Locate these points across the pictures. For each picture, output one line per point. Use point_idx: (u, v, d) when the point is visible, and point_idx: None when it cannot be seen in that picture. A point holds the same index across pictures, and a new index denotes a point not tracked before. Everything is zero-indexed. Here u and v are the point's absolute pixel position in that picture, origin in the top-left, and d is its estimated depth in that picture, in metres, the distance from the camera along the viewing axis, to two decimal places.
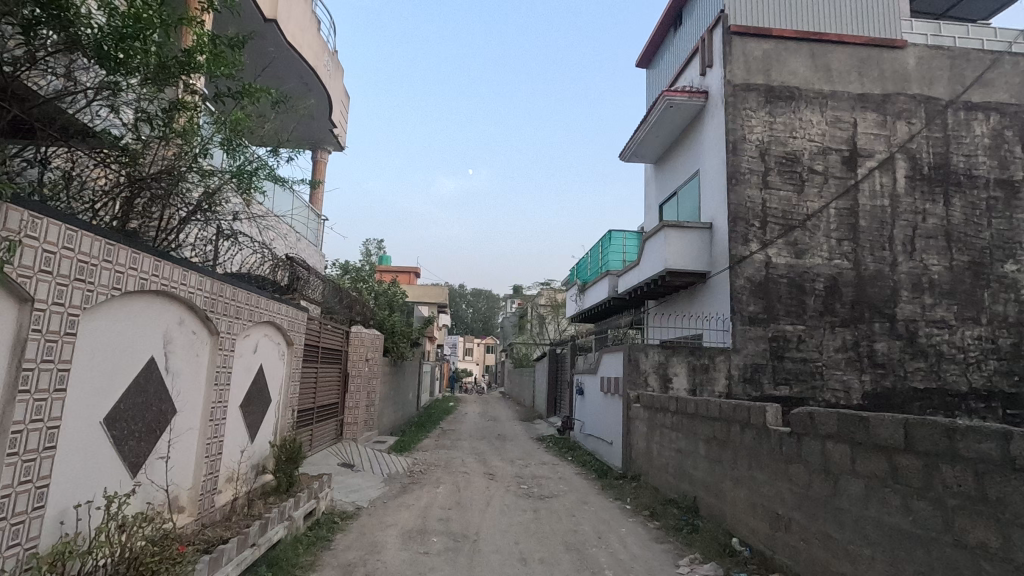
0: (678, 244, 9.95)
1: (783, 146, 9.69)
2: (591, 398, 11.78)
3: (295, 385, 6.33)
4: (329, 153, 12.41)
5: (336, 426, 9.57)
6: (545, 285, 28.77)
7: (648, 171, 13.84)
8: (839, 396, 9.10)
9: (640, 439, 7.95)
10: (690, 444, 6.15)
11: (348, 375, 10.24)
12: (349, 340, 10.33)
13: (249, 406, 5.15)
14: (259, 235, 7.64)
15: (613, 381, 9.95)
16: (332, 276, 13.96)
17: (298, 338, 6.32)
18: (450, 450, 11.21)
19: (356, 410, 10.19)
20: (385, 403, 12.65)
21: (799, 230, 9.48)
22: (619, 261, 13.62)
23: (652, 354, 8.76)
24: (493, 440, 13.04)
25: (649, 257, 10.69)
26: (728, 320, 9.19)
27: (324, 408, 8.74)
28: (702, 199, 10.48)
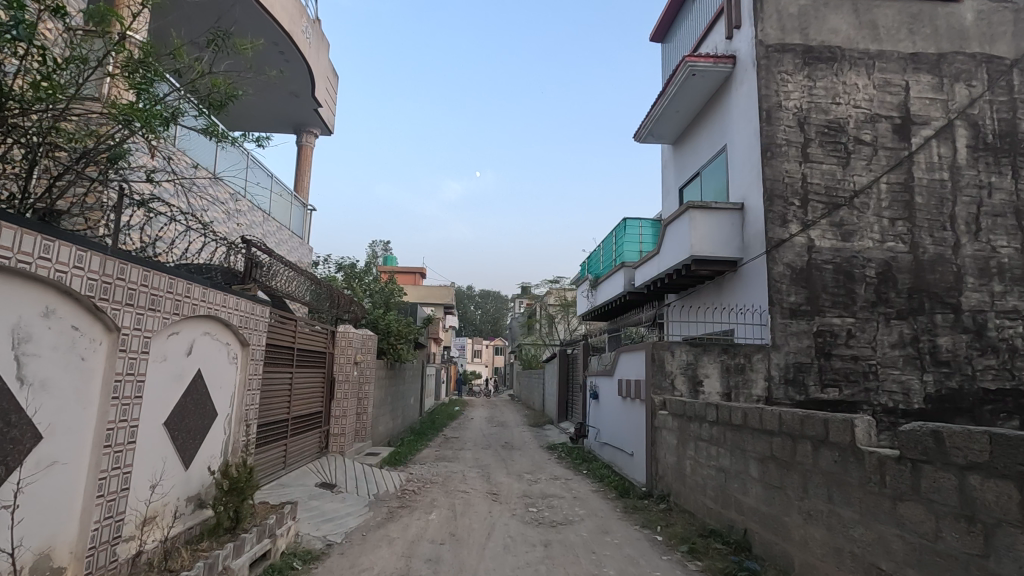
0: (706, 227, 8.76)
1: (825, 114, 8.49)
2: (607, 403, 10.59)
3: (252, 395, 5.21)
4: (315, 137, 11.37)
5: (320, 437, 8.47)
6: (553, 283, 27.63)
7: (667, 153, 12.64)
8: (897, 399, 7.85)
9: (668, 453, 6.79)
10: (737, 462, 4.98)
11: (335, 380, 9.13)
12: (335, 341, 9.23)
13: (180, 424, 4.05)
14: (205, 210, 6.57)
15: (633, 385, 8.77)
16: (323, 272, 12.87)
17: (255, 339, 5.23)
18: (451, 462, 10.09)
19: (343, 419, 9.06)
20: (380, 410, 11.57)
21: (846, 209, 8.27)
22: (635, 252, 12.45)
23: (679, 353, 7.64)
24: (499, 450, 11.86)
25: (671, 242, 9.50)
26: (766, 313, 7.99)
27: (302, 419, 7.62)
28: (731, 177, 9.28)
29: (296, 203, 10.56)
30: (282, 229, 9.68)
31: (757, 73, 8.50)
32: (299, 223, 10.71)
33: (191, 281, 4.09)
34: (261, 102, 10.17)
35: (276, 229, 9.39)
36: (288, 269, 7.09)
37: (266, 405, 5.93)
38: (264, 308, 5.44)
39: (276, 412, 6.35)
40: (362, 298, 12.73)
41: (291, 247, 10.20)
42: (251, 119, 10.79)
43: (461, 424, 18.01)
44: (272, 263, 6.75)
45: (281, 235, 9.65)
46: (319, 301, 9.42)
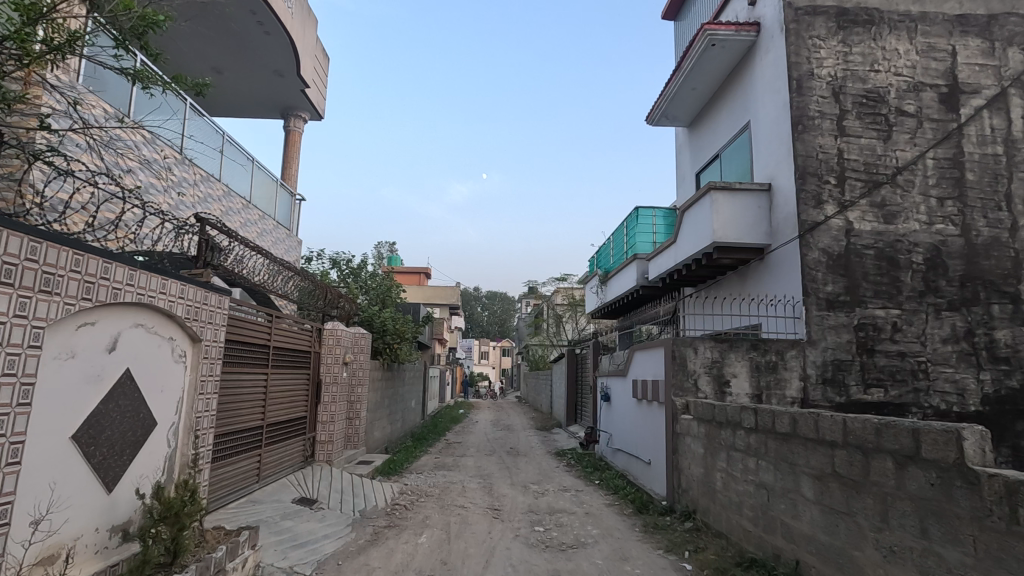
0: (730, 212, 7.92)
1: (862, 83, 7.62)
2: (621, 406, 9.75)
3: (206, 400, 4.41)
4: (304, 122, 10.62)
5: (304, 446, 7.65)
6: (561, 281, 26.69)
7: (681, 137, 11.81)
8: (951, 401, 6.96)
9: (693, 464, 5.94)
10: (784, 479, 4.13)
11: (321, 382, 8.32)
12: (322, 339, 8.42)
13: (96, 438, 3.27)
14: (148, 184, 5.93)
15: (650, 385, 7.93)
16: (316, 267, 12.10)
17: (209, 334, 4.44)
18: (450, 471, 9.27)
19: (332, 425, 8.26)
20: (375, 414, 10.77)
21: (888, 188, 7.38)
22: (648, 243, 11.61)
23: (703, 351, 6.81)
24: (504, 457, 11.01)
25: (690, 229, 8.67)
26: (799, 304, 7.12)
27: (282, 425, 6.83)
28: (757, 156, 8.42)
29: (282, 191, 9.85)
30: (262, 218, 8.94)
31: (786, 39, 7.64)
32: (285, 213, 9.97)
33: (113, 259, 3.32)
34: (242, 83, 9.47)
35: (254, 218, 8.66)
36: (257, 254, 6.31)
37: (227, 412, 5.12)
38: (223, 298, 4.65)
39: (245, 420, 5.57)
40: (356, 295, 11.95)
41: (275, 238, 9.47)
42: (233, 102, 10.10)
43: (465, 428, 17.17)
44: (235, 250, 5.96)
45: (262, 225, 8.91)
46: (304, 295, 8.66)
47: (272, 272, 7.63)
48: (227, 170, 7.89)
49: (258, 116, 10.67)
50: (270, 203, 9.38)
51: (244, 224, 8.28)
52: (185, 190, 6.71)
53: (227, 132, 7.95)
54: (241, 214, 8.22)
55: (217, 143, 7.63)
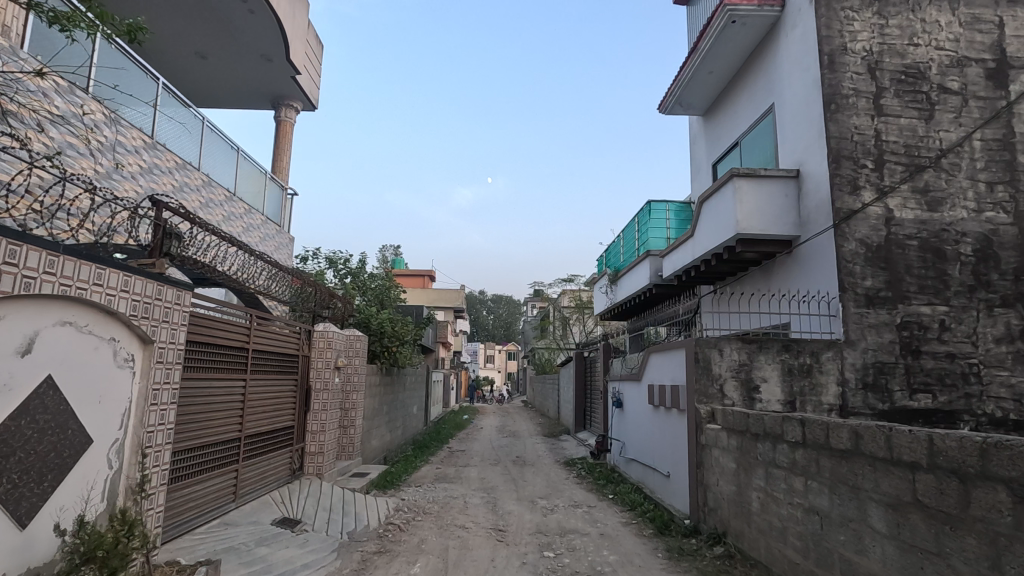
0: (755, 201, 7.26)
1: (900, 58, 6.94)
2: (635, 413, 9.09)
3: (160, 411, 3.77)
4: (295, 112, 10.04)
5: (292, 458, 7.01)
6: (567, 282, 25.97)
7: (696, 126, 11.15)
8: (1007, 408, 6.25)
9: (722, 481, 5.27)
10: (843, 505, 3.46)
11: (310, 389, 7.66)
12: (312, 343, 7.77)
13: (2, 462, 2.64)
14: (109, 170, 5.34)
15: (668, 391, 7.28)
16: (311, 267, 11.50)
17: (165, 335, 3.82)
18: (451, 483, 8.61)
19: (322, 435, 7.60)
20: (373, 422, 10.13)
21: (931, 172, 6.69)
22: (661, 239, 10.95)
23: (729, 352, 6.16)
24: (510, 467, 10.34)
25: (709, 220, 8.01)
26: (835, 301, 6.44)
27: (264, 437, 6.20)
28: (782, 140, 7.75)
29: (271, 184, 9.27)
30: (248, 212, 8.35)
31: (816, 11, 6.98)
32: (275, 208, 9.38)
33: (20, 240, 2.67)
34: (230, 69, 8.92)
35: (239, 211, 8.07)
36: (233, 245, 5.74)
37: (190, 425, 4.48)
38: (184, 293, 4.04)
39: (216, 433, 4.95)
40: (354, 296, 11.34)
41: (264, 233, 8.87)
42: (222, 90, 9.57)
43: (469, 435, 16.49)
44: (206, 242, 5.37)
45: (248, 220, 8.32)
46: (291, 294, 8.04)
47: (254, 268, 7.03)
48: (206, 159, 7.32)
49: (249, 105, 10.12)
50: (257, 196, 8.80)
51: (226, 217, 7.70)
52: (157, 178, 6.09)
53: (208, 117, 7.38)
54: (222, 205, 7.61)
55: (194, 128, 7.06)
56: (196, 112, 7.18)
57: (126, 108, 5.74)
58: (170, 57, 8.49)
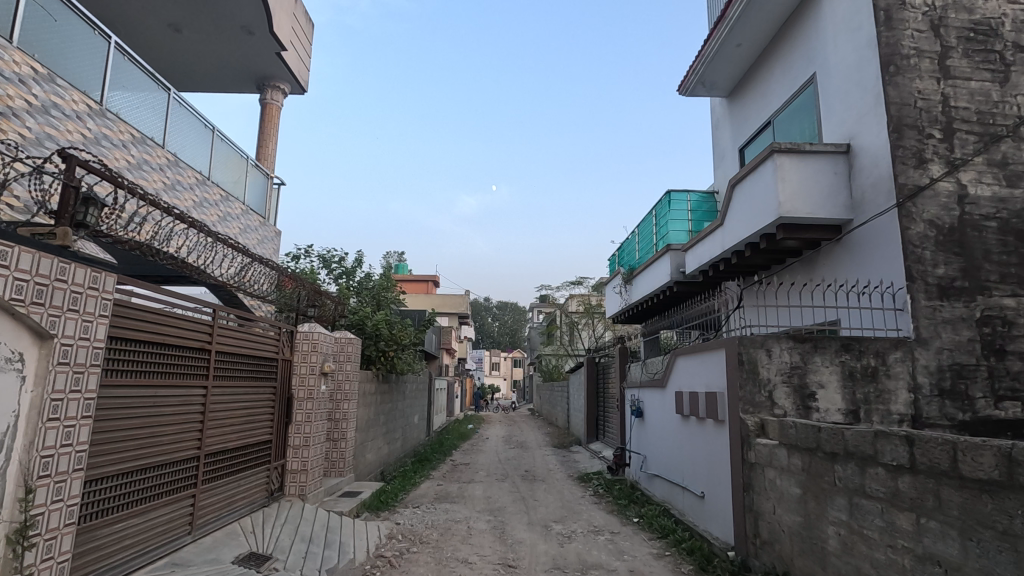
0: (799, 180, 6.32)
1: (968, 13, 6.02)
2: (659, 423, 8.15)
3: (64, 429, 2.86)
4: (281, 93, 9.23)
5: (270, 477, 6.09)
6: (575, 285, 24.97)
7: (719, 110, 10.29)
8: None
9: (781, 510, 4.32)
10: (985, 557, 2.53)
11: (291, 397, 6.74)
12: (295, 343, 6.86)
13: None
14: (41, 134, 4.57)
15: (701, 399, 6.33)
16: (301, 265, 10.63)
17: (72, 328, 2.91)
18: (454, 503, 7.66)
19: (306, 451, 6.66)
20: (367, 433, 9.21)
21: (1009, 142, 5.75)
22: (683, 232, 10.02)
23: (779, 353, 5.23)
24: (518, 483, 9.38)
25: (743, 205, 7.09)
26: (902, 293, 5.48)
27: (232, 455, 5.29)
28: (828, 112, 6.83)
29: (253, 170, 8.42)
30: (222, 200, 7.50)
31: None
32: (257, 197, 8.54)
33: None
34: (211, 45, 8.18)
35: (209, 197, 7.22)
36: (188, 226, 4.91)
37: (117, 446, 3.56)
38: (103, 275, 3.15)
39: (157, 454, 4.03)
40: (349, 298, 10.47)
41: (244, 225, 8.03)
42: (201, 65, 8.76)
43: (474, 446, 15.51)
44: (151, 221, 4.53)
45: (224, 208, 7.50)
46: (270, 291, 7.18)
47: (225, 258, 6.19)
48: (167, 136, 6.54)
49: (234, 87, 9.41)
50: (236, 182, 7.95)
51: (195, 203, 6.87)
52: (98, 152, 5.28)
53: (174, 90, 6.58)
54: (188, 189, 6.79)
55: (154, 100, 6.31)
56: (161, 84, 6.38)
57: (61, 62, 4.94)
58: (142, 31, 7.69)
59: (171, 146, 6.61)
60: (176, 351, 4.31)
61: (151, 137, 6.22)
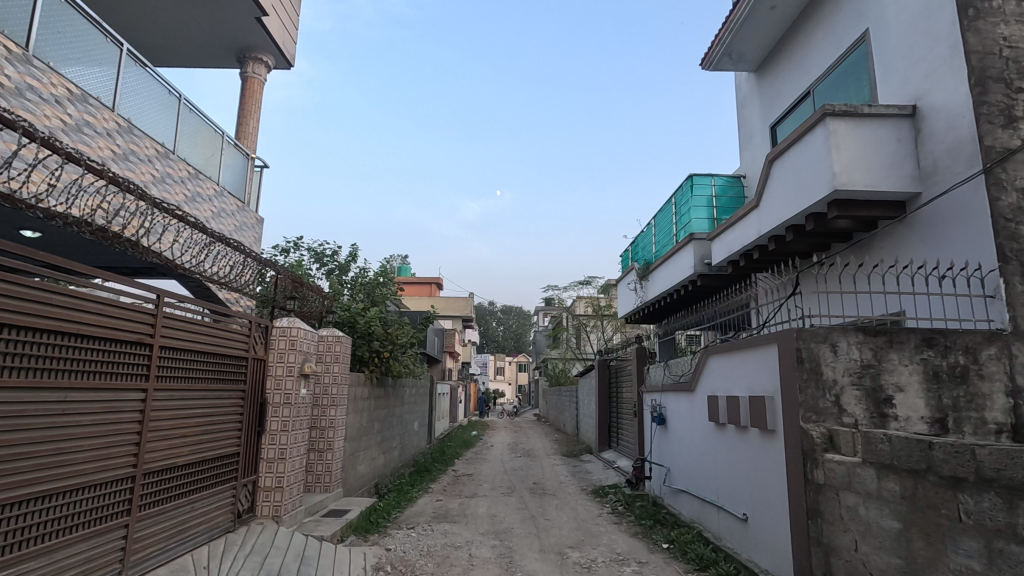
0: (856, 147, 5.39)
1: None
2: (685, 432, 7.21)
3: None
4: (263, 67, 8.40)
5: (237, 496, 5.18)
6: (583, 286, 24.03)
7: (746, 86, 9.39)
8: None
9: (866, 547, 3.39)
10: None
11: (265, 402, 5.81)
12: (271, 340, 5.97)
13: None
14: None
15: (742, 403, 5.40)
16: (289, 259, 9.77)
17: None
18: (454, 524, 6.73)
19: (283, 465, 5.75)
20: (359, 443, 8.31)
21: None
22: (706, 220, 9.08)
23: (846, 349, 4.29)
24: (526, 498, 8.45)
25: (786, 181, 6.16)
26: (995, 276, 4.55)
27: (185, 472, 4.40)
28: (886, 72, 5.90)
29: (229, 148, 7.55)
30: (190, 177, 6.62)
31: None
32: (234, 178, 7.66)
33: None
34: (183, 11, 7.35)
35: (173, 172, 6.34)
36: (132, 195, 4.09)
37: None
38: None
39: (58, 476, 3.17)
40: (341, 294, 9.58)
41: (217, 208, 7.15)
42: (174, 34, 7.92)
43: (478, 454, 14.58)
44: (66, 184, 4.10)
45: (191, 186, 6.62)
46: (241, 280, 6.40)
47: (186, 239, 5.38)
48: (119, 97, 5.63)
49: (214, 60, 8.58)
50: (208, 160, 7.07)
51: (153, 177, 5.98)
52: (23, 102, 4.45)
53: (129, 46, 5.66)
54: (144, 160, 5.92)
55: (104, 53, 5.42)
56: (110, 36, 5.45)
57: None
58: None
59: (124, 110, 5.72)
60: (90, 344, 3.41)
61: (97, 96, 5.34)
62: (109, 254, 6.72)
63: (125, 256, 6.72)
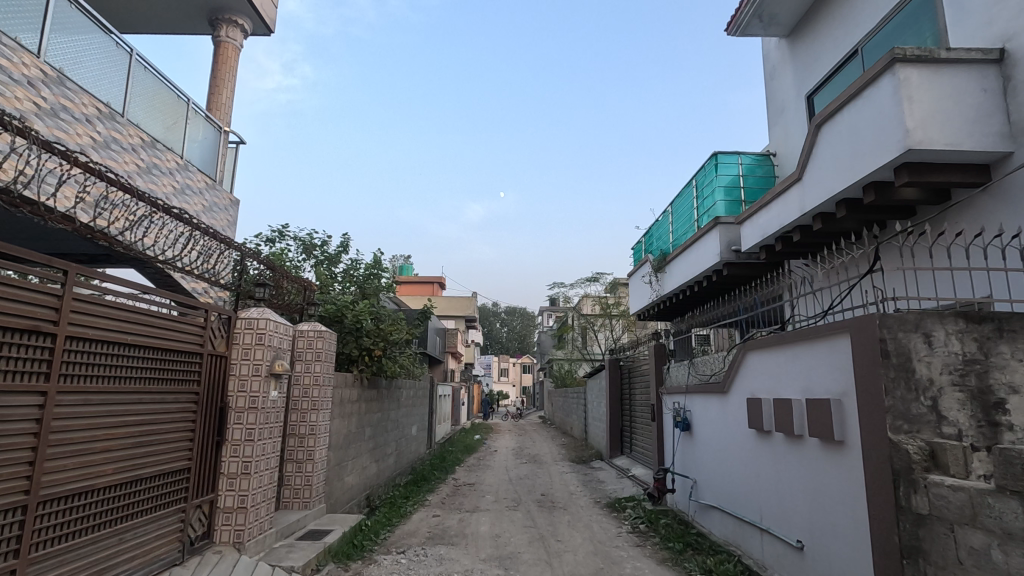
0: (934, 99, 4.47)
1: None
2: (716, 440, 6.31)
3: None
4: (237, 31, 7.53)
5: (186, 521, 4.26)
6: (590, 283, 23.11)
7: (775, 55, 8.51)
8: None
9: None
10: None
11: (225, 408, 4.86)
12: (235, 333, 5.05)
13: None
14: None
15: (796, 408, 4.49)
16: (273, 249, 8.90)
17: None
18: (452, 546, 5.84)
19: (250, 482, 4.85)
20: (346, 451, 7.41)
21: None
22: (731, 203, 8.16)
23: (945, 340, 3.38)
24: (535, 513, 7.53)
25: (841, 145, 5.22)
26: None
27: (108, 497, 3.49)
28: (961, 15, 4.99)
29: (197, 119, 6.62)
30: (144, 145, 5.60)
31: None
32: (202, 153, 6.72)
33: None
34: None
35: (120, 137, 5.23)
36: (66, 162, 3.09)
37: None
38: None
39: None
40: (328, 286, 8.69)
41: (182, 184, 6.19)
42: None
43: (481, 460, 13.65)
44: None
45: (147, 156, 5.63)
46: (213, 268, 5.45)
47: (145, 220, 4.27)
48: (48, 41, 4.55)
49: (185, 25, 7.74)
50: (170, 129, 6.10)
51: (92, 140, 4.81)
52: None
53: None
54: (81, 120, 4.76)
55: None
56: None
57: None
58: None
59: (55, 58, 4.64)
60: None
61: (12, 34, 4.18)
62: (69, 241, 5.86)
63: (78, 241, 5.86)
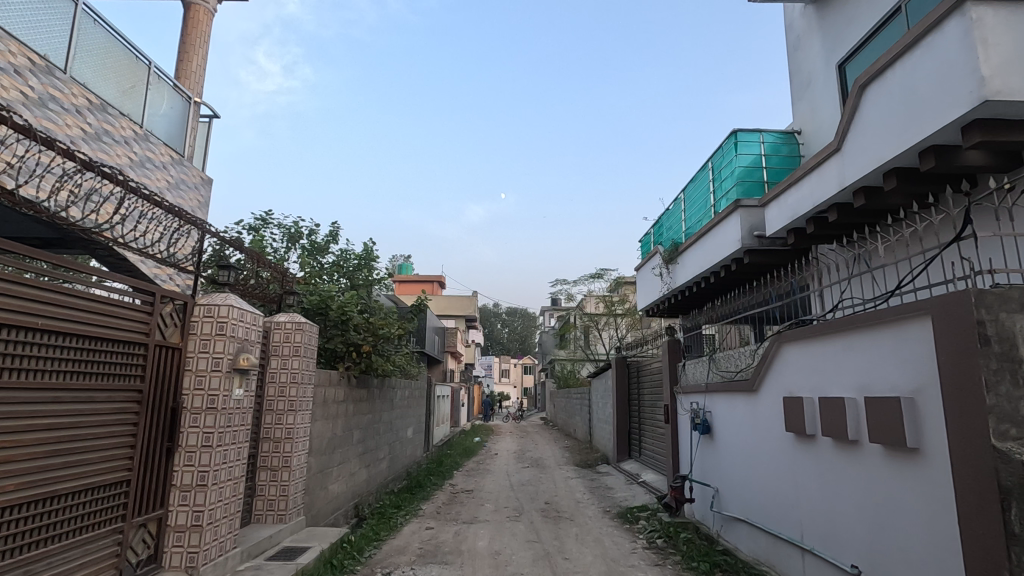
0: (1014, 42, 3.76)
1: None
2: (743, 444, 5.59)
3: None
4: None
5: (124, 545, 3.57)
6: (593, 280, 22.42)
7: (799, 24, 7.83)
8: None
9: None
10: None
11: (178, 409, 4.16)
12: (192, 322, 4.35)
13: None
14: None
15: (852, 410, 3.77)
16: (254, 236, 8.21)
17: None
18: (446, 566, 5.14)
19: (209, 496, 4.15)
20: (331, 456, 6.71)
21: None
22: (752, 186, 7.45)
23: None
24: (539, 525, 6.81)
25: (895, 104, 4.50)
26: None
27: (9, 522, 2.79)
28: None
29: (161, 86, 5.94)
30: (92, 108, 4.90)
31: None
32: (167, 125, 6.05)
33: None
34: None
35: (60, 95, 4.56)
36: None
37: None
38: None
39: None
40: (313, 277, 8.00)
41: (141, 157, 5.50)
42: None
43: (481, 465, 12.93)
44: None
45: (96, 121, 4.94)
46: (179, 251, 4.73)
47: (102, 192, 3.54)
48: None
49: None
50: (125, 93, 5.41)
51: (21, 96, 4.14)
52: None
53: None
54: (9, 70, 4.06)
55: None
56: None
57: None
58: None
59: None
60: None
61: None
62: (18, 222, 5.21)
63: (29, 223, 5.23)
